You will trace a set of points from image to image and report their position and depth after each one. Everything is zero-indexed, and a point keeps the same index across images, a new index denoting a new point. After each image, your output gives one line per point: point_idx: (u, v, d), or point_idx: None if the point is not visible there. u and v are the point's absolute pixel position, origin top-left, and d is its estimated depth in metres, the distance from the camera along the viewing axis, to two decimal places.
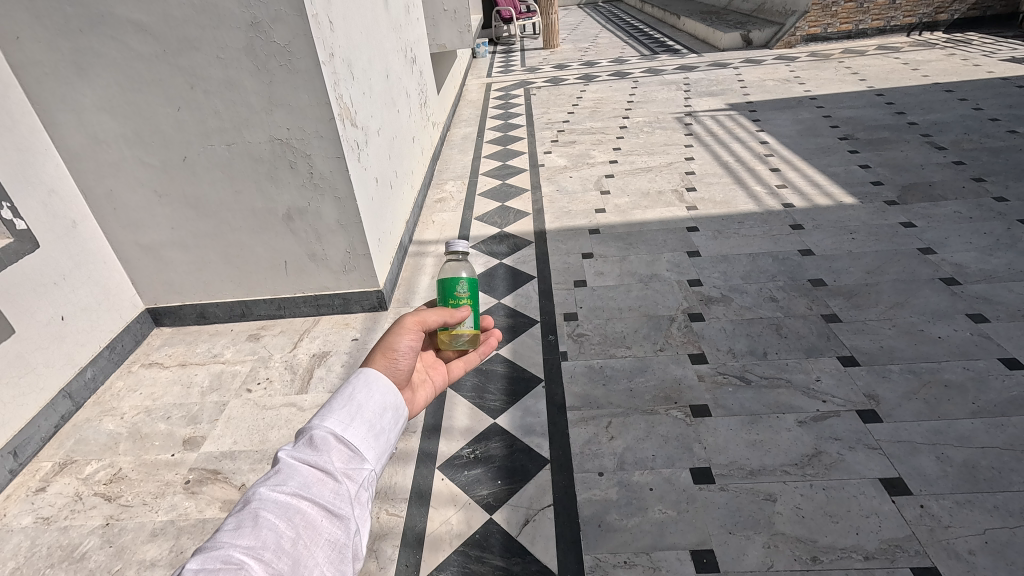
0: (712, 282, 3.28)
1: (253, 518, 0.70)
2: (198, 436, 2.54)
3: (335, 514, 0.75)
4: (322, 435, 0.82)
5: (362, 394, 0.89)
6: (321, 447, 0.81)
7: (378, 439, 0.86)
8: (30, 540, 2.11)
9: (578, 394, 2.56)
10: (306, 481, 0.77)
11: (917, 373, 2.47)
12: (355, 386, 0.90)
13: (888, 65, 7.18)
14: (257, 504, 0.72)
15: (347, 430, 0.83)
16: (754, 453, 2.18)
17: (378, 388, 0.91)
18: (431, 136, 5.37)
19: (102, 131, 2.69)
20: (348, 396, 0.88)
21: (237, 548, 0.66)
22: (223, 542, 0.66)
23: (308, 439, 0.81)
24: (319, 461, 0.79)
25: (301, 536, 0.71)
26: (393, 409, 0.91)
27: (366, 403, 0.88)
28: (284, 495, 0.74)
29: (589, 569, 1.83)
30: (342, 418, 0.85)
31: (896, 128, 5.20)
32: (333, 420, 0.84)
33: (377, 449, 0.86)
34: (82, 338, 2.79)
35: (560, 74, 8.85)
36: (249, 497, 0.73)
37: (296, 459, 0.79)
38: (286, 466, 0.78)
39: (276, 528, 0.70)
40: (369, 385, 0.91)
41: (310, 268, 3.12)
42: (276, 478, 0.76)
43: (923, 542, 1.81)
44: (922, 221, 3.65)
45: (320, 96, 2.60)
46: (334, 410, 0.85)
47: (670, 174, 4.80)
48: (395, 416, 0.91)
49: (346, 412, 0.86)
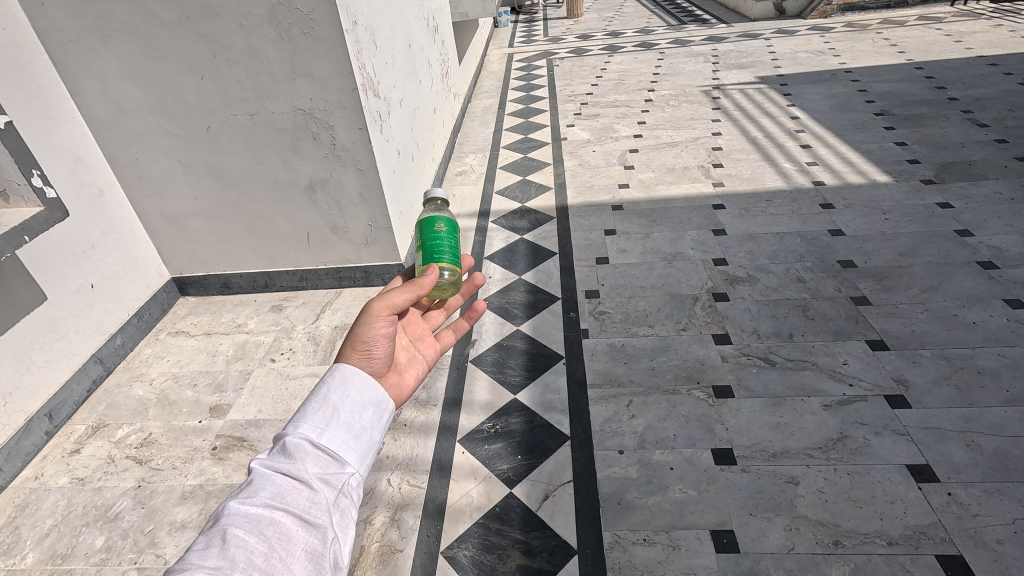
0: (738, 261, 3.21)
1: (222, 536, 0.69)
2: (223, 404, 2.59)
3: (310, 523, 0.74)
4: (296, 442, 0.80)
5: (338, 395, 0.88)
6: (295, 455, 0.80)
7: (358, 439, 0.85)
8: (66, 499, 2.20)
9: (599, 371, 2.55)
10: (279, 491, 0.76)
11: (949, 359, 2.41)
12: (330, 386, 0.89)
13: (930, 36, 6.86)
14: (226, 521, 0.71)
15: (324, 436, 0.82)
16: (777, 436, 2.15)
17: (354, 386, 0.90)
18: (453, 108, 5.28)
19: (127, 100, 2.69)
20: (323, 398, 0.87)
21: (202, 568, 0.65)
22: (191, 562, 0.65)
23: (282, 447, 0.80)
24: (293, 470, 0.78)
25: (274, 549, 0.70)
26: (372, 407, 0.89)
27: (343, 405, 0.87)
28: (255, 507, 0.73)
29: (608, 545, 1.85)
30: (317, 423, 0.83)
31: (935, 104, 4.98)
32: (308, 426, 0.82)
33: (359, 450, 0.84)
34: (110, 306, 2.84)
35: (583, 44, 8.61)
36: (219, 513, 0.72)
37: (270, 469, 0.78)
38: (259, 477, 0.77)
39: (246, 544, 0.69)
40: (345, 383, 0.90)
41: (332, 240, 3.12)
42: (247, 492, 0.75)
43: (949, 530, 1.79)
44: (960, 202, 3.51)
45: (343, 65, 2.55)
46: (310, 415, 0.84)
47: (696, 150, 4.68)
48: (377, 412, 0.90)
49: (322, 417, 0.84)
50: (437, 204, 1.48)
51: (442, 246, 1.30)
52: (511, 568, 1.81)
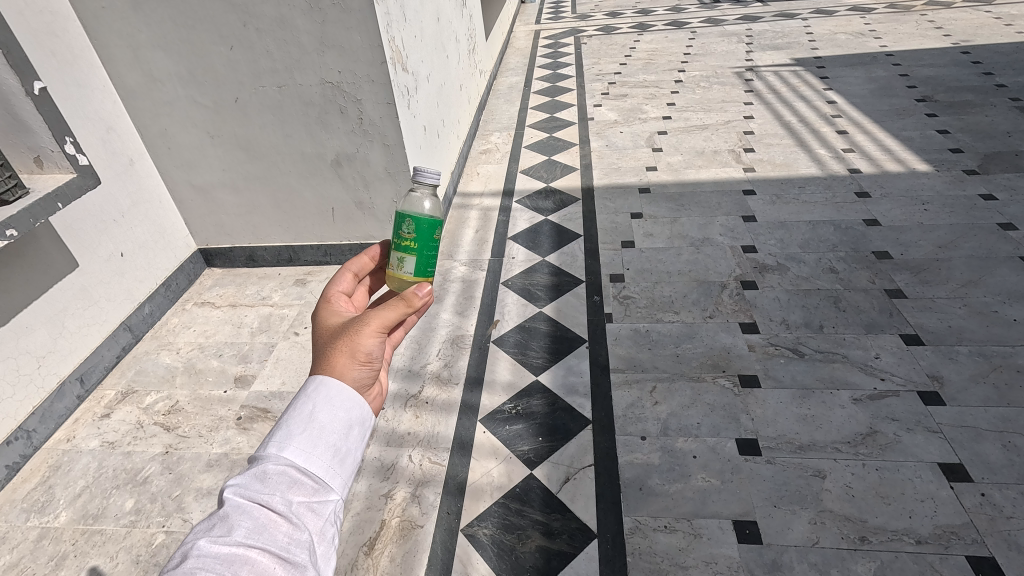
0: (768, 249, 3.13)
1: None
2: (248, 374, 2.62)
3: (290, 559, 0.64)
4: (277, 468, 0.71)
5: (323, 412, 0.78)
6: (275, 483, 0.70)
7: (344, 463, 0.75)
8: (97, 461, 2.25)
9: (623, 356, 2.52)
10: (257, 526, 0.65)
11: (987, 357, 2.33)
12: (316, 402, 0.79)
13: (978, 19, 6.55)
14: (195, 562, 0.60)
15: (309, 462, 0.72)
16: (804, 428, 2.11)
17: (343, 402, 0.80)
18: (479, 84, 5.20)
19: (157, 69, 2.68)
20: (309, 416, 0.76)
21: None
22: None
23: (260, 474, 0.70)
24: (271, 500, 0.68)
25: None
26: (359, 427, 0.80)
27: (329, 423, 0.77)
28: (229, 546, 0.63)
29: (629, 531, 1.84)
30: (302, 445, 0.73)
31: (981, 90, 4.77)
32: (292, 448, 0.72)
33: (346, 475, 0.74)
34: (139, 274, 2.88)
35: (613, 22, 8.39)
36: (185, 552, 0.62)
37: (245, 499, 0.68)
38: (234, 508, 0.67)
39: None
40: (331, 400, 0.80)
41: (357, 216, 3.11)
42: (221, 527, 0.65)
43: (982, 531, 1.74)
44: (1005, 194, 3.37)
45: (373, 38, 2.51)
46: (293, 435, 0.73)
47: (727, 133, 4.55)
48: (363, 432, 0.80)
49: (307, 438, 0.74)
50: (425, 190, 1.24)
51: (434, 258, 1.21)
52: (530, 549, 1.81)
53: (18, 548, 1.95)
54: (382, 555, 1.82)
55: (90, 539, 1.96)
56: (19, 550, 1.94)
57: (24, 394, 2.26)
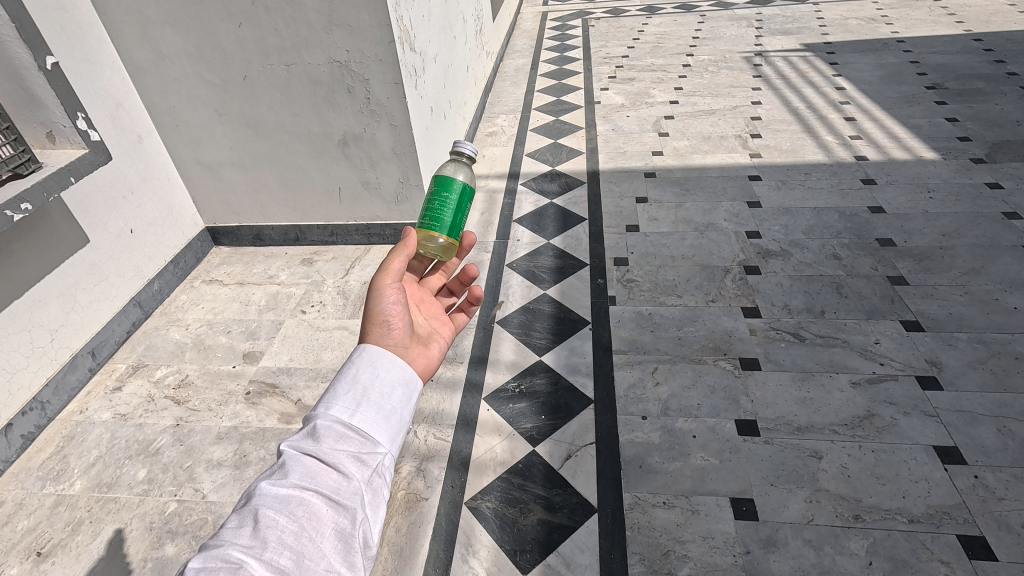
0: (772, 235, 3.14)
1: (255, 516, 0.63)
2: (256, 351, 2.67)
3: (340, 503, 0.67)
4: (326, 422, 0.73)
5: (367, 375, 0.80)
6: (325, 437, 0.72)
7: (390, 420, 0.77)
8: (110, 432, 2.31)
9: (625, 338, 2.55)
10: (310, 471, 0.68)
11: (987, 343, 2.35)
12: (358, 366, 0.81)
13: (991, 5, 6.45)
14: (257, 501, 0.65)
15: (355, 418, 0.74)
16: (803, 410, 2.15)
17: (383, 366, 0.82)
18: (485, 66, 5.17)
19: (165, 46, 2.69)
20: (352, 378, 0.79)
21: (237, 547, 0.61)
22: (224, 542, 0.61)
23: (310, 430, 0.72)
24: (322, 451, 0.70)
25: (303, 529, 0.63)
26: (401, 388, 0.81)
27: (372, 384, 0.79)
28: (286, 488, 0.66)
29: (629, 506, 1.89)
30: (348, 403, 0.75)
31: (992, 78, 4.72)
32: (339, 406, 0.75)
33: (391, 431, 0.76)
34: (148, 252, 2.92)
35: (621, 4, 8.28)
36: (250, 493, 0.66)
37: (299, 450, 0.71)
38: (290, 456, 0.71)
39: (277, 524, 0.63)
40: (373, 363, 0.82)
41: (364, 196, 3.13)
42: (278, 472, 0.69)
43: (973, 512, 1.78)
44: (1011, 183, 3.37)
45: (381, 16, 2.50)
46: (340, 395, 0.76)
47: (734, 118, 4.53)
48: (405, 395, 0.82)
49: (353, 397, 0.76)
50: (464, 162, 1.30)
51: (440, 213, 1.21)
52: (532, 522, 1.86)
53: (35, 514, 2.01)
54: (388, 525, 1.87)
55: (104, 506, 2.02)
56: (36, 516, 2.00)
57: (37, 366, 2.30)
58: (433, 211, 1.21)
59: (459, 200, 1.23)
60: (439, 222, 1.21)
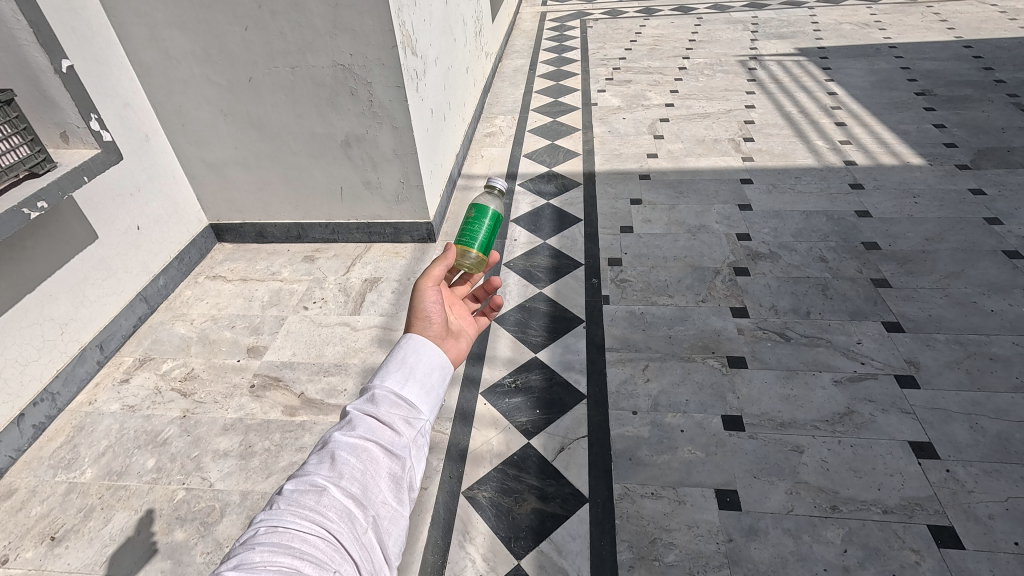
0: (762, 237, 3.24)
1: (330, 456, 0.72)
2: (260, 345, 2.75)
3: (394, 453, 0.75)
4: (383, 391, 0.81)
5: (414, 356, 0.87)
6: (382, 402, 0.80)
7: (434, 393, 0.85)
8: (119, 422, 2.39)
9: (617, 336, 2.65)
10: (371, 427, 0.77)
11: (964, 344, 2.45)
12: (406, 349, 0.89)
13: (983, 13, 6.55)
14: (332, 445, 0.74)
15: (405, 389, 0.83)
16: (787, 407, 2.25)
17: (428, 351, 0.90)
18: (485, 67, 5.25)
19: (173, 47, 2.75)
20: (402, 358, 0.87)
21: (319, 477, 0.70)
22: (306, 474, 0.70)
23: (369, 397, 0.81)
24: (380, 412, 0.79)
25: (367, 470, 0.72)
26: (442, 370, 0.89)
27: (418, 364, 0.87)
28: (353, 438, 0.75)
29: (618, 496, 1.98)
30: (400, 376, 0.84)
31: (980, 86, 4.82)
32: (392, 378, 0.83)
33: (433, 402, 0.85)
34: (154, 248, 2.99)
35: (619, 6, 8.36)
36: (323, 439, 0.76)
37: (361, 410, 0.80)
38: (354, 414, 0.79)
39: (348, 465, 0.72)
40: (419, 349, 0.89)
41: (366, 195, 3.20)
42: (346, 426, 0.78)
43: (944, 503, 1.88)
44: (994, 189, 3.47)
45: (384, 22, 2.57)
46: (393, 370, 0.85)
47: (728, 122, 4.62)
48: (443, 375, 0.89)
49: (404, 372, 0.85)
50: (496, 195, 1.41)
51: (477, 232, 1.31)
52: (526, 510, 1.96)
53: (48, 501, 2.09)
54: None
55: (115, 493, 2.10)
56: (49, 502, 2.08)
57: (48, 358, 2.38)
58: (469, 230, 1.31)
59: (492, 222, 1.34)
60: (473, 239, 1.31)
